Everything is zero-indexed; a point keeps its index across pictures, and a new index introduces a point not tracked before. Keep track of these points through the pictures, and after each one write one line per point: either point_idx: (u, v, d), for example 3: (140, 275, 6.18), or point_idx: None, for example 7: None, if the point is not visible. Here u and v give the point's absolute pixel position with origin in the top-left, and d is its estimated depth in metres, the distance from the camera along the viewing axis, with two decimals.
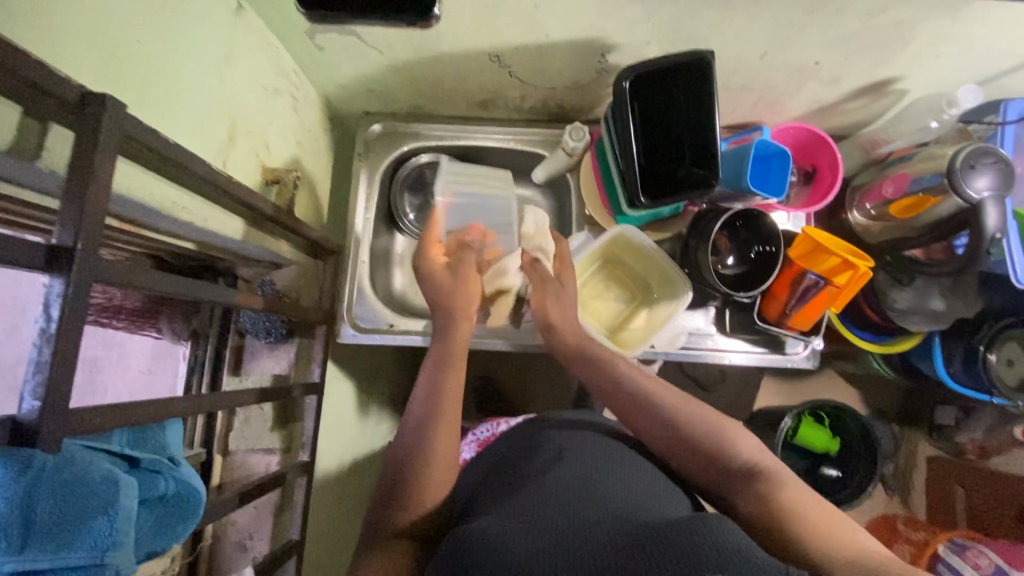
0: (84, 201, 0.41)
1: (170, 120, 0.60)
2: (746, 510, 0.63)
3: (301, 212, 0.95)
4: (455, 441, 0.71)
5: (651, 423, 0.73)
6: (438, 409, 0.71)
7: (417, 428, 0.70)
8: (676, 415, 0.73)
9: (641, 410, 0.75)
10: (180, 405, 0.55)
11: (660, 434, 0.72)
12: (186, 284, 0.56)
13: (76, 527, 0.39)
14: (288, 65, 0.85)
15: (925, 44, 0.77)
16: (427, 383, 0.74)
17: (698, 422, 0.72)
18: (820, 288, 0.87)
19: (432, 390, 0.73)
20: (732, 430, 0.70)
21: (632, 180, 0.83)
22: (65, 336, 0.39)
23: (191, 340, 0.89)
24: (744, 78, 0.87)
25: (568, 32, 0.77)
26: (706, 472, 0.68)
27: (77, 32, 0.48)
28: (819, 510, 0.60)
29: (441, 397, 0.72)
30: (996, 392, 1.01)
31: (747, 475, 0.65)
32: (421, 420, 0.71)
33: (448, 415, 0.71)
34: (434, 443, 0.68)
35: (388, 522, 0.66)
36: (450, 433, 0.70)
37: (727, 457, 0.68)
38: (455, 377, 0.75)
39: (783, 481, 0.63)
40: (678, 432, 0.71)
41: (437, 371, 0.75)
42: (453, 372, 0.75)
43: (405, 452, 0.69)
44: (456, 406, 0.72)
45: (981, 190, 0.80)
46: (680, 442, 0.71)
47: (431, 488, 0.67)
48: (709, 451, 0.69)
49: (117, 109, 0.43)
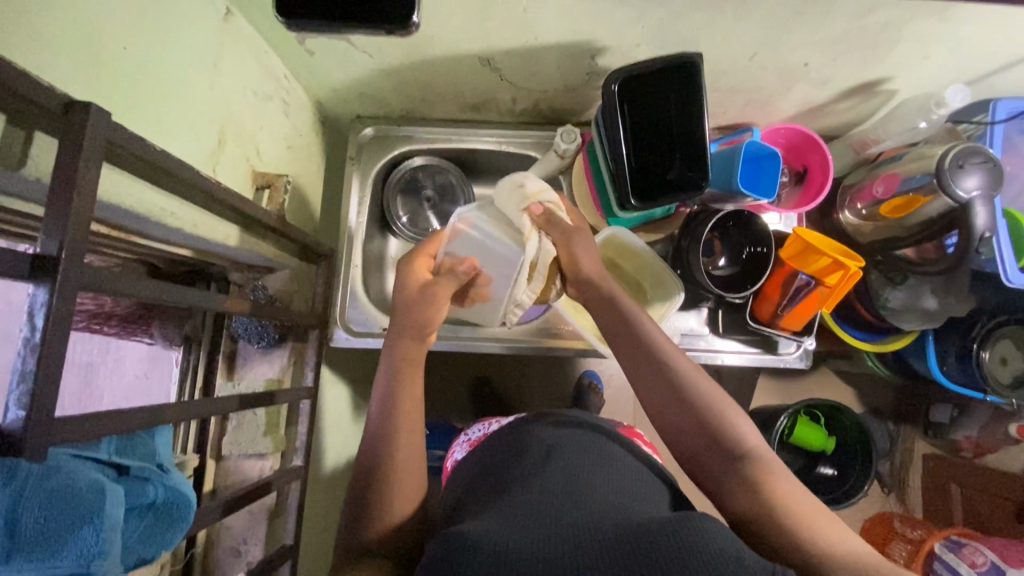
0: (69, 208, 0.41)
1: (158, 127, 0.60)
2: (735, 502, 0.64)
3: (292, 216, 0.95)
4: (419, 450, 0.71)
5: (658, 387, 0.71)
6: (394, 424, 0.71)
7: (379, 438, 0.70)
8: (685, 383, 0.70)
9: (649, 368, 0.72)
10: (170, 412, 0.55)
11: (666, 398, 0.70)
12: (177, 291, 0.56)
13: (62, 537, 0.39)
14: (278, 69, 0.86)
15: (913, 45, 0.77)
16: (382, 396, 0.73)
17: (704, 394, 0.70)
18: (811, 288, 0.87)
19: (386, 407, 0.72)
20: (733, 408, 0.69)
21: (623, 182, 0.83)
22: (50, 344, 0.39)
23: (184, 346, 0.90)
24: (734, 80, 0.88)
25: (558, 34, 0.77)
26: (703, 448, 0.67)
27: (62, 41, 0.48)
28: (803, 503, 0.62)
29: (395, 412, 0.71)
30: (988, 391, 1.01)
31: (742, 459, 0.65)
32: (378, 429, 0.71)
33: (406, 427, 0.71)
34: (395, 451, 0.69)
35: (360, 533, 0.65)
36: (412, 440, 0.70)
37: (727, 437, 0.67)
38: (410, 392, 0.73)
39: (771, 470, 0.64)
40: (683, 404, 0.69)
41: (392, 380, 0.74)
42: (408, 386, 0.74)
43: (376, 458, 0.69)
44: (416, 417, 0.72)
45: (970, 189, 0.80)
46: (681, 413, 0.69)
47: (396, 504, 0.66)
48: (709, 429, 0.67)
49: (101, 118, 0.43)
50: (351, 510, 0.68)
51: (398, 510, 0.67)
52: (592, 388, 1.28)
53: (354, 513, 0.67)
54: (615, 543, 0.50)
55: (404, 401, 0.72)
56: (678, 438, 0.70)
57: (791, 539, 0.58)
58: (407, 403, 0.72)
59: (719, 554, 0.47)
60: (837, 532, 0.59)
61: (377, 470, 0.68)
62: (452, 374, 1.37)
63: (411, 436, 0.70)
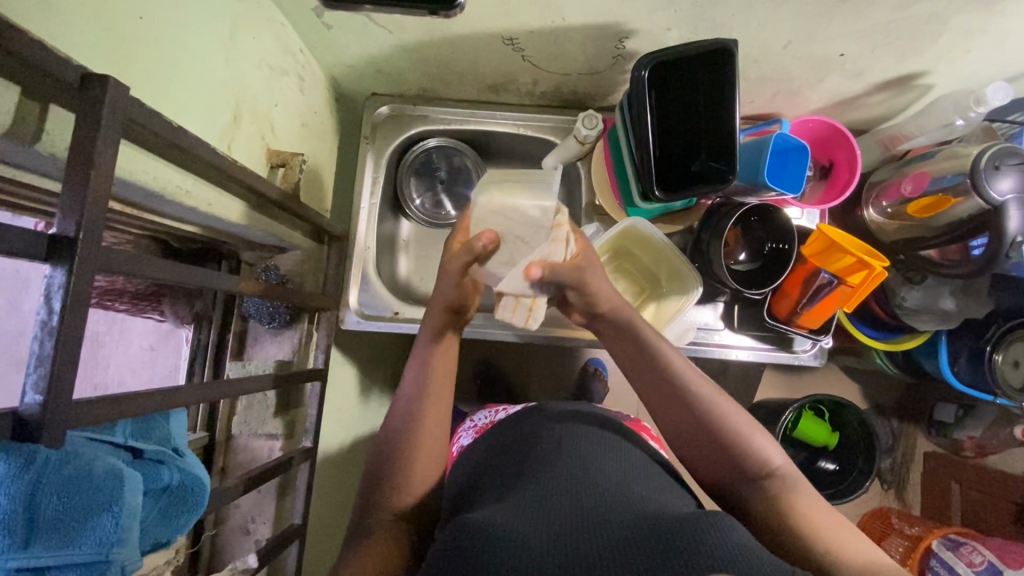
0: (86, 188, 0.39)
1: (168, 101, 0.57)
2: (759, 513, 0.63)
3: (304, 196, 0.93)
4: (444, 426, 0.72)
5: (676, 411, 0.70)
6: (419, 406, 0.72)
7: (401, 428, 0.71)
8: (704, 407, 0.69)
9: (670, 397, 0.70)
10: (185, 393, 0.54)
11: (685, 421, 0.69)
12: (193, 273, 0.55)
13: (81, 523, 0.38)
14: (294, 43, 0.83)
15: (955, 39, 0.74)
16: (415, 378, 0.74)
17: (730, 421, 0.68)
18: (832, 287, 0.85)
19: (419, 387, 0.73)
20: (753, 427, 0.68)
21: (648, 172, 0.80)
22: (68, 329, 0.38)
23: (194, 324, 0.91)
24: (765, 69, 0.85)
25: (588, 16, 0.74)
26: (720, 469, 0.67)
27: (77, 7, 0.45)
28: (829, 522, 0.60)
29: (421, 405, 0.72)
30: (999, 393, 0.99)
31: (763, 477, 0.65)
32: (404, 419, 0.71)
33: (431, 413, 0.71)
34: (421, 428, 0.70)
35: (388, 499, 0.66)
36: (439, 410, 0.72)
37: (752, 457, 0.66)
38: (445, 365, 0.75)
39: (795, 491, 0.63)
40: (704, 427, 0.68)
41: (424, 358, 0.75)
42: (440, 359, 0.75)
43: (395, 440, 0.70)
44: (446, 395, 0.74)
45: (1004, 193, 0.78)
46: (704, 435, 0.68)
47: (416, 472, 0.68)
48: (731, 453, 0.66)
49: (120, 92, 0.41)
50: (365, 494, 0.68)
51: (405, 500, 0.67)
52: (598, 376, 1.30)
53: (368, 493, 0.68)
54: (638, 537, 0.49)
55: (436, 372, 0.74)
56: (695, 458, 0.69)
57: (812, 546, 0.57)
58: (441, 374, 0.74)
59: (741, 557, 0.46)
60: (863, 548, 0.57)
61: (391, 455, 0.69)
62: (459, 358, 1.37)
63: (437, 412, 0.72)
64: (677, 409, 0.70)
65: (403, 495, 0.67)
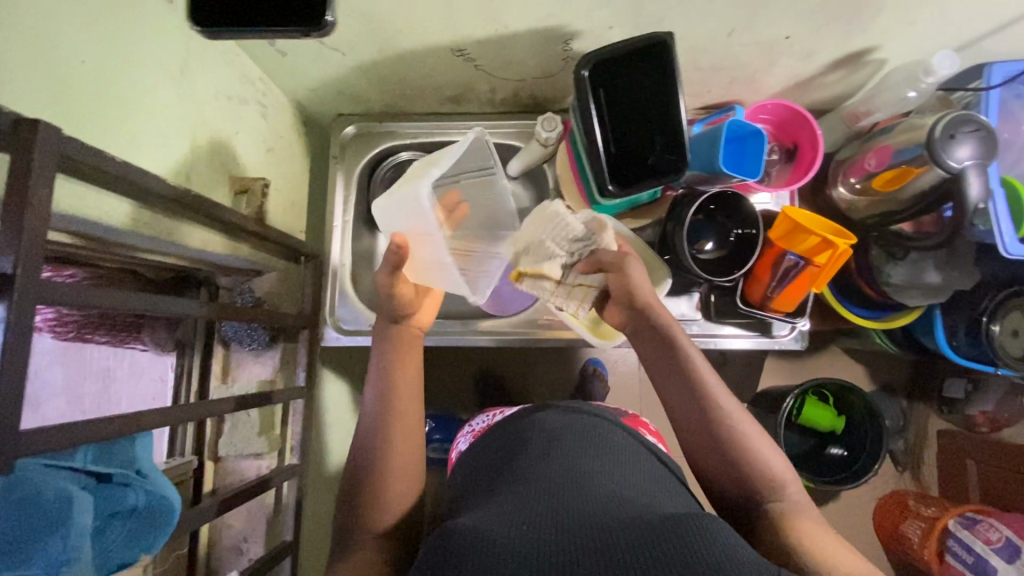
0: (22, 226, 0.41)
1: (117, 138, 0.60)
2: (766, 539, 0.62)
3: (275, 219, 0.96)
4: (413, 441, 0.73)
5: (694, 412, 0.71)
6: (388, 419, 0.73)
7: (371, 441, 0.71)
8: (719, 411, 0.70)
9: (686, 397, 0.72)
10: (150, 417, 0.56)
11: (699, 423, 0.70)
12: (155, 302, 0.57)
13: (29, 546, 0.41)
14: (253, 73, 0.86)
15: (896, 13, 0.74)
16: (376, 395, 0.75)
17: (742, 430, 0.69)
18: (801, 268, 0.85)
19: (381, 405, 0.74)
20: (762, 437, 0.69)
21: (600, 168, 0.81)
22: (11, 360, 0.40)
23: (177, 351, 0.93)
24: (715, 57, 0.85)
25: (527, 21, 0.75)
26: (726, 474, 0.68)
27: (17, 58, 0.48)
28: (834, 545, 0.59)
29: (386, 421, 0.72)
30: (1000, 363, 0.97)
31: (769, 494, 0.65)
32: (370, 430, 0.72)
33: (398, 427, 0.72)
34: (393, 442, 0.71)
35: (367, 519, 0.67)
36: (408, 422, 0.73)
37: (757, 470, 0.67)
38: (405, 377, 0.77)
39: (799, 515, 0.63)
40: (716, 433, 0.69)
41: (388, 373, 0.76)
42: (402, 372, 0.77)
43: (366, 453, 0.71)
44: (410, 411, 0.74)
45: (962, 160, 0.77)
46: (713, 441, 0.69)
47: (392, 488, 0.69)
48: (740, 461, 0.68)
49: (52, 132, 0.43)
50: (344, 516, 0.68)
51: (388, 517, 0.67)
52: (597, 375, 1.30)
53: (347, 516, 0.68)
54: (621, 540, 0.49)
55: (399, 389, 0.75)
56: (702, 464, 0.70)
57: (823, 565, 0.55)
58: (406, 391, 0.75)
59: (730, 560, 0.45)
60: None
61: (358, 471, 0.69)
62: (454, 366, 1.38)
63: (406, 424, 0.73)
64: (694, 412, 0.71)
65: (383, 514, 0.67)
